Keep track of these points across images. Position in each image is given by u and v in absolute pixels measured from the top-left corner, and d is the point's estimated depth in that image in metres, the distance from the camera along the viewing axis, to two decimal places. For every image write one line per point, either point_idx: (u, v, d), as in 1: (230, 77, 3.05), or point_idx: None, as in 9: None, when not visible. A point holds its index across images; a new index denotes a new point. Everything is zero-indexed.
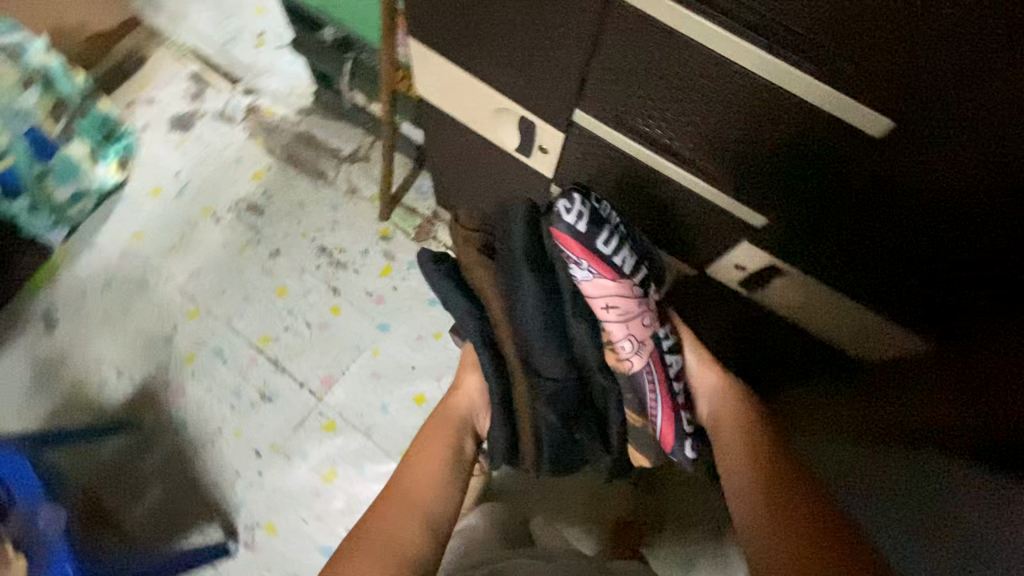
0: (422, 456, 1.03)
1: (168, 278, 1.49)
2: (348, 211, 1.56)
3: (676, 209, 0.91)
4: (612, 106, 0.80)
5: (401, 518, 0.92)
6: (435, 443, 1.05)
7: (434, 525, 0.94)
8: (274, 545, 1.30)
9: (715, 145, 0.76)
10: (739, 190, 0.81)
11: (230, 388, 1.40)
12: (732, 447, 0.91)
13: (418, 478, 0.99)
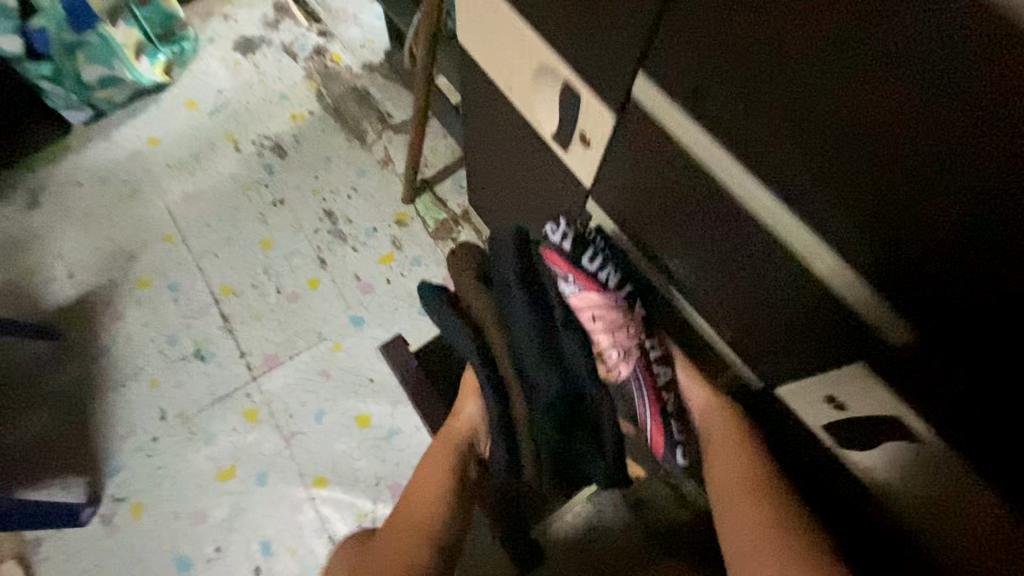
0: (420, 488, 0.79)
1: (161, 193, 1.34)
2: (372, 181, 1.35)
3: (708, 278, 0.60)
4: (690, 76, 0.47)
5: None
6: (434, 473, 0.79)
7: None
8: (132, 534, 1.05)
9: (858, 173, 0.39)
10: (880, 271, 0.42)
11: (168, 331, 1.20)
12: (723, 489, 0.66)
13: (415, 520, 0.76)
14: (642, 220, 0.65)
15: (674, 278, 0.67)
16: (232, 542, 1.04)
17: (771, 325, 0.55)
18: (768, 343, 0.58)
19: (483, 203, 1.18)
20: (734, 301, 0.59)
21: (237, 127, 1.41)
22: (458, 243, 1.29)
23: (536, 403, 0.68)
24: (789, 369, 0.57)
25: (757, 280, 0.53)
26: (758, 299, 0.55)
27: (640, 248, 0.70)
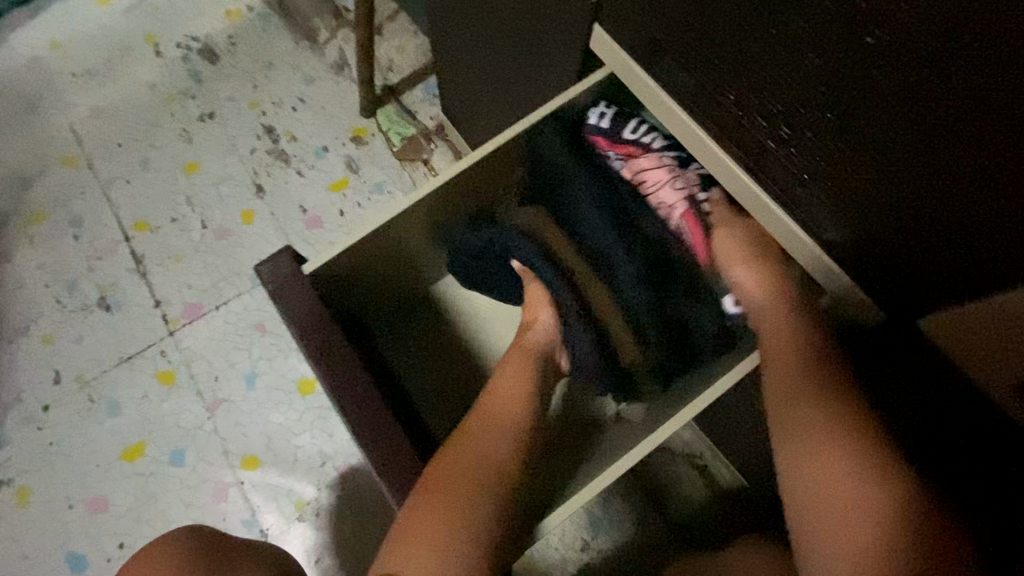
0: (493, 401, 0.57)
1: (65, 107, 1.07)
2: (326, 90, 1.08)
3: (808, 80, 0.37)
4: None
5: (465, 509, 0.48)
6: (513, 384, 0.58)
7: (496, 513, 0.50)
8: (15, 524, 0.83)
9: None
10: None
11: (67, 274, 0.96)
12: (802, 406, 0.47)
13: (488, 435, 0.53)
14: (691, 13, 0.41)
15: (732, 115, 0.44)
16: (140, 537, 0.82)
17: (912, 145, 0.34)
18: (904, 175, 0.36)
19: (458, 108, 0.91)
20: (848, 110, 0.36)
21: (157, 26, 1.13)
22: (430, 165, 1.02)
23: (629, 287, 0.56)
24: (928, 222, 0.36)
25: (928, 49, 0.30)
26: (908, 100, 0.33)
27: (674, 81, 0.47)
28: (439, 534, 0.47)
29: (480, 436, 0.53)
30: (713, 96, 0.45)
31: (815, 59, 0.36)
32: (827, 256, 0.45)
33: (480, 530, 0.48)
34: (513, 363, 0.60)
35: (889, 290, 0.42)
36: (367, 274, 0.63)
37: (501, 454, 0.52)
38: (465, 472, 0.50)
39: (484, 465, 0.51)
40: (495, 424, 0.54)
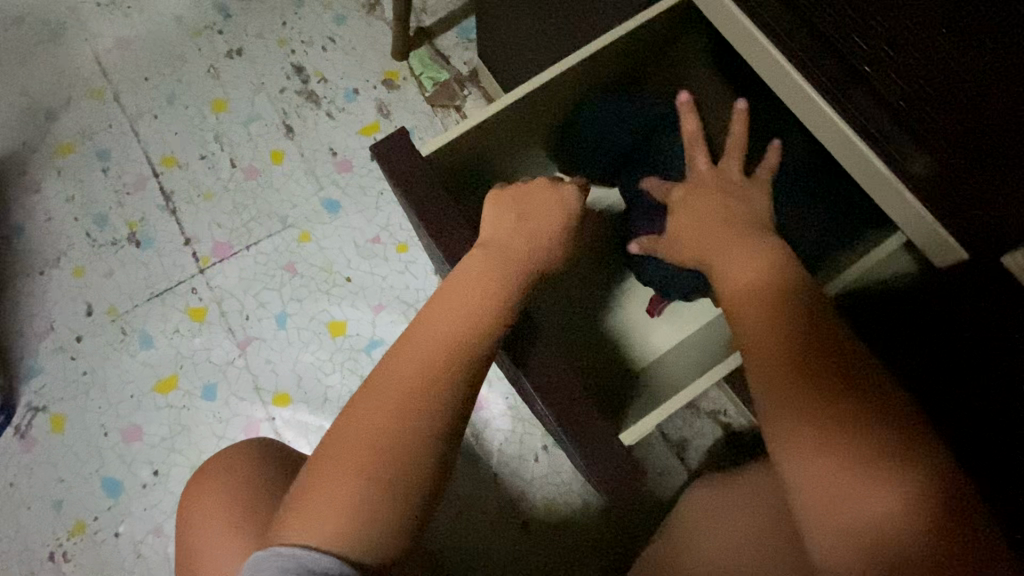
0: (441, 305, 0.47)
1: (87, 37, 1.04)
2: (357, 30, 1.05)
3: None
4: None
5: (386, 456, 0.42)
6: (459, 293, 0.48)
7: (393, 467, 0.42)
8: (52, 449, 0.85)
9: None
10: None
11: (96, 207, 0.96)
12: (763, 344, 0.43)
13: (390, 390, 0.44)
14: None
15: (825, 39, 0.43)
16: (173, 465, 0.84)
17: (1001, 78, 0.33)
18: (989, 108, 0.35)
19: (495, 51, 0.88)
20: (945, 43, 0.35)
21: None
22: (461, 113, 1.00)
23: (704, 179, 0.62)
24: (1012, 167, 0.36)
25: None
26: (1004, 39, 0.32)
27: (760, 6, 0.46)
28: (357, 492, 0.41)
29: (385, 386, 0.44)
30: (806, 16, 0.43)
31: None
32: (909, 192, 0.44)
33: (374, 490, 0.41)
34: (453, 288, 0.48)
35: (963, 231, 0.42)
36: (458, 167, 0.63)
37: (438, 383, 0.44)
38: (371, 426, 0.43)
39: (397, 404, 0.43)
40: (439, 343, 0.45)
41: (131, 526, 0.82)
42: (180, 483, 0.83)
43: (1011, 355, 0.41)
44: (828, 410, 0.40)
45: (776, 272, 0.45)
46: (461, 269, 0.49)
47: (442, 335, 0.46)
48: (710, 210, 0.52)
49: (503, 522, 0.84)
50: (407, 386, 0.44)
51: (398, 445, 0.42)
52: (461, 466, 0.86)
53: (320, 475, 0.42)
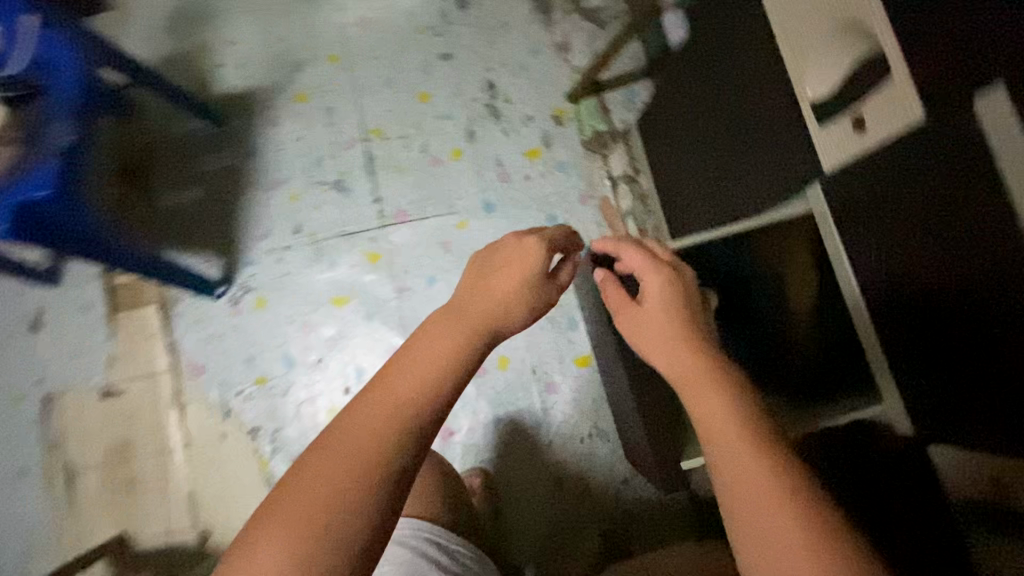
0: (410, 355, 0.47)
1: (337, 9, 1.31)
2: (544, 67, 1.28)
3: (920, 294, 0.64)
4: None
5: (349, 499, 0.39)
6: (439, 342, 0.47)
7: (359, 499, 0.39)
8: (252, 320, 1.19)
9: None
10: None
11: (317, 153, 1.25)
12: (712, 403, 0.48)
13: (357, 433, 0.41)
14: (876, 202, 0.66)
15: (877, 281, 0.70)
16: (331, 359, 1.17)
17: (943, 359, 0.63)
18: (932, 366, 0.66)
19: (653, 134, 1.12)
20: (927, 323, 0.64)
21: None
22: (607, 161, 1.24)
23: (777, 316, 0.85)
24: (947, 399, 0.66)
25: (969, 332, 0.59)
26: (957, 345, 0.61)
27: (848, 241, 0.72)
28: (313, 535, 0.37)
29: (366, 418, 0.42)
30: (866, 261, 0.70)
31: (927, 272, 0.62)
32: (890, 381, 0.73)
33: (351, 526, 0.38)
34: (437, 328, 0.49)
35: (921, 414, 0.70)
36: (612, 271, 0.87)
37: (417, 417, 0.43)
38: (340, 459, 0.40)
39: (365, 444, 0.41)
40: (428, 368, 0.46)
41: (295, 391, 1.16)
42: (333, 374, 1.16)
43: (925, 504, 0.68)
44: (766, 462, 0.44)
45: (724, 362, 0.52)
46: (429, 342, 0.48)
47: (410, 389, 0.44)
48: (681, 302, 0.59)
49: (546, 480, 1.15)
50: (384, 421, 0.42)
51: (378, 476, 0.40)
52: (528, 428, 1.17)
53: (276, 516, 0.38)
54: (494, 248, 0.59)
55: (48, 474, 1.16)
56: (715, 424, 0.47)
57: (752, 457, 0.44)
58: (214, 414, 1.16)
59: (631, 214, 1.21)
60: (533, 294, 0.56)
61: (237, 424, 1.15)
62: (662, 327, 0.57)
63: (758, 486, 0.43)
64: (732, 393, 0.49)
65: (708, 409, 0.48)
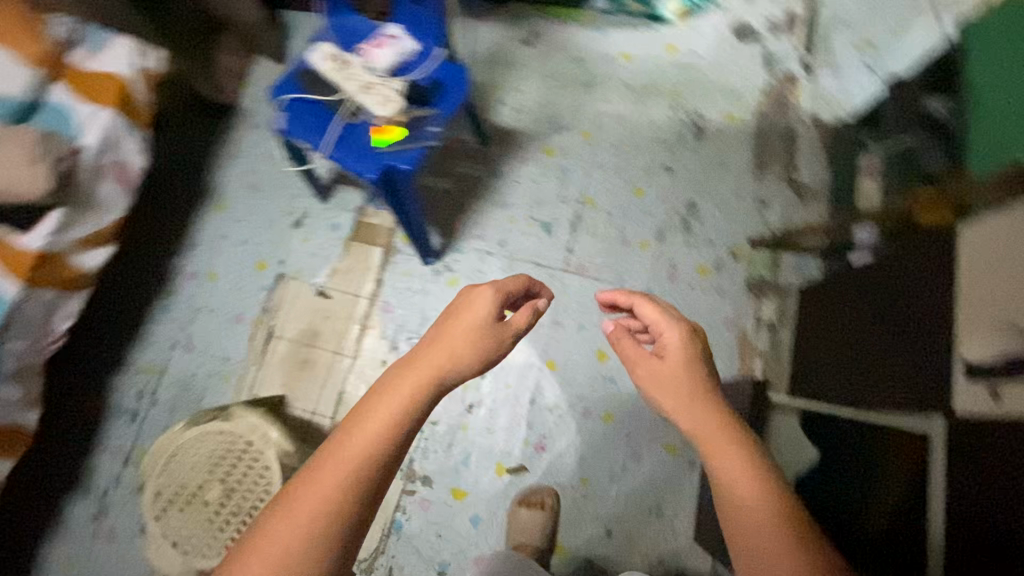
0: (377, 404, 0.76)
1: (605, 99, 1.65)
2: (741, 210, 1.55)
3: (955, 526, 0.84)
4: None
5: (336, 494, 0.69)
6: (393, 401, 0.77)
7: (356, 487, 0.70)
8: (441, 292, 1.52)
9: None
10: None
11: (543, 195, 1.58)
12: (718, 448, 0.80)
13: (331, 466, 0.70)
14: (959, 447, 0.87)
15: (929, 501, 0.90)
16: None
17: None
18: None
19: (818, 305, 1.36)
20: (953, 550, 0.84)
21: (687, 92, 1.65)
22: (758, 305, 1.47)
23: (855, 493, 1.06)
24: None
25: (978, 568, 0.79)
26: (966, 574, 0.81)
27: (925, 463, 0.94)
28: (317, 519, 0.67)
29: (334, 460, 0.71)
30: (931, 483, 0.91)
31: (972, 514, 0.82)
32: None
33: (345, 503, 0.69)
34: (392, 393, 0.78)
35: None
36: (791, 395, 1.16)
37: (372, 455, 0.72)
38: (326, 474, 0.70)
39: (346, 469, 0.70)
40: (389, 415, 0.75)
41: None
42: None
43: None
44: (753, 490, 0.75)
45: (725, 420, 0.84)
46: (386, 398, 0.77)
47: (376, 426, 0.74)
48: (689, 372, 0.91)
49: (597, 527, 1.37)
50: (357, 453, 0.72)
51: (360, 476, 0.70)
52: (602, 477, 1.40)
53: (289, 519, 0.67)
54: (449, 320, 0.90)
55: (256, 328, 1.53)
56: (725, 464, 0.78)
57: (747, 483, 0.76)
58: (385, 345, 1.49)
59: (763, 356, 1.43)
60: (486, 355, 0.88)
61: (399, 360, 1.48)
62: (677, 390, 0.89)
63: (762, 512, 0.73)
64: (729, 439, 0.81)
65: (719, 457, 0.80)
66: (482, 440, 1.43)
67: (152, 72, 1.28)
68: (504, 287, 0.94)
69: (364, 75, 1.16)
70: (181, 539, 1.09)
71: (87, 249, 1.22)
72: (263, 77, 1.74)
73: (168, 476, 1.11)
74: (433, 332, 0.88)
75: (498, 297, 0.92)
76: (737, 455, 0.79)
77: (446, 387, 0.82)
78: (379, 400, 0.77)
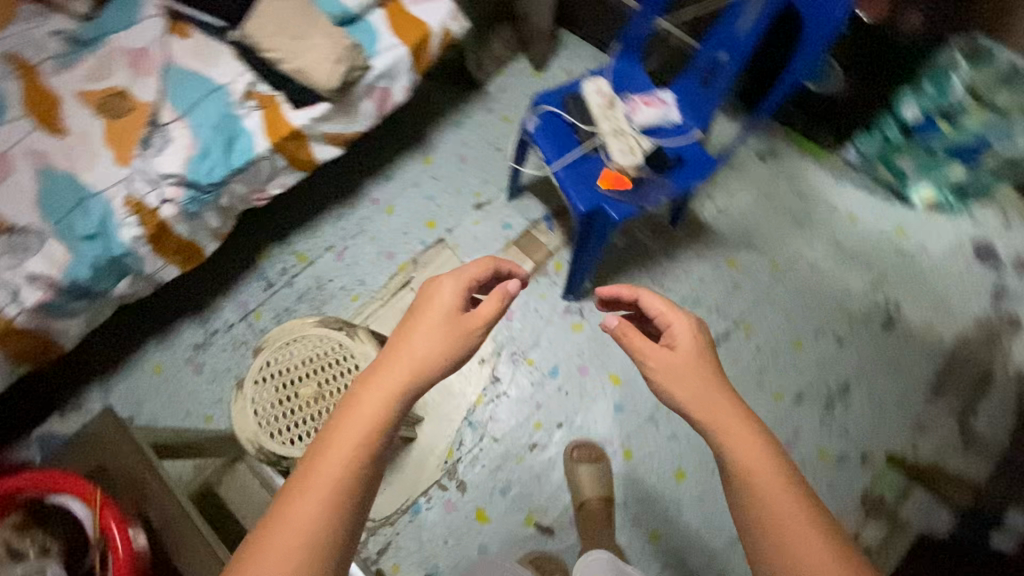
0: (349, 414, 0.73)
1: (807, 243, 1.61)
2: (893, 420, 1.42)
3: None
4: None
5: (328, 502, 0.67)
6: (368, 412, 0.73)
7: (347, 498, 0.68)
8: (564, 329, 1.56)
9: None
10: None
11: (703, 296, 1.56)
12: (737, 441, 0.74)
13: (315, 477, 0.68)
14: None
15: None
16: (575, 399, 1.49)
17: None
18: None
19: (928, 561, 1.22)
20: None
21: (895, 280, 1.56)
22: (865, 523, 1.33)
23: None
24: None
25: None
26: None
27: None
28: (309, 527, 0.65)
29: (315, 475, 0.68)
30: None
31: None
32: None
33: (337, 510, 0.67)
34: (363, 401, 0.74)
35: None
36: None
37: (352, 469, 0.69)
38: (308, 486, 0.67)
39: (331, 481, 0.68)
40: (367, 428, 0.72)
41: (540, 388, 1.50)
42: (567, 407, 1.49)
43: None
44: (769, 491, 0.70)
45: (741, 409, 0.78)
46: (360, 410, 0.73)
47: (349, 444, 0.70)
48: (695, 362, 0.84)
49: None
50: (340, 468, 0.69)
51: (343, 489, 0.68)
52: None
53: (279, 537, 0.64)
54: (412, 317, 0.87)
55: (398, 272, 1.66)
56: (751, 461, 0.72)
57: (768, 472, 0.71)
58: (491, 346, 1.54)
59: None
60: (464, 342, 0.85)
61: (494, 366, 1.52)
62: (695, 380, 0.81)
63: (797, 516, 0.68)
64: (747, 428, 0.75)
65: (742, 452, 0.73)
66: (529, 481, 1.42)
67: (451, 32, 1.43)
68: (465, 276, 0.93)
69: (621, 121, 1.23)
70: (262, 412, 1.18)
71: (324, 142, 1.36)
72: (517, 73, 1.89)
73: (283, 354, 1.23)
74: (398, 334, 0.85)
75: (457, 285, 0.90)
76: (752, 446, 0.73)
77: (421, 385, 0.78)
78: (348, 410, 0.73)
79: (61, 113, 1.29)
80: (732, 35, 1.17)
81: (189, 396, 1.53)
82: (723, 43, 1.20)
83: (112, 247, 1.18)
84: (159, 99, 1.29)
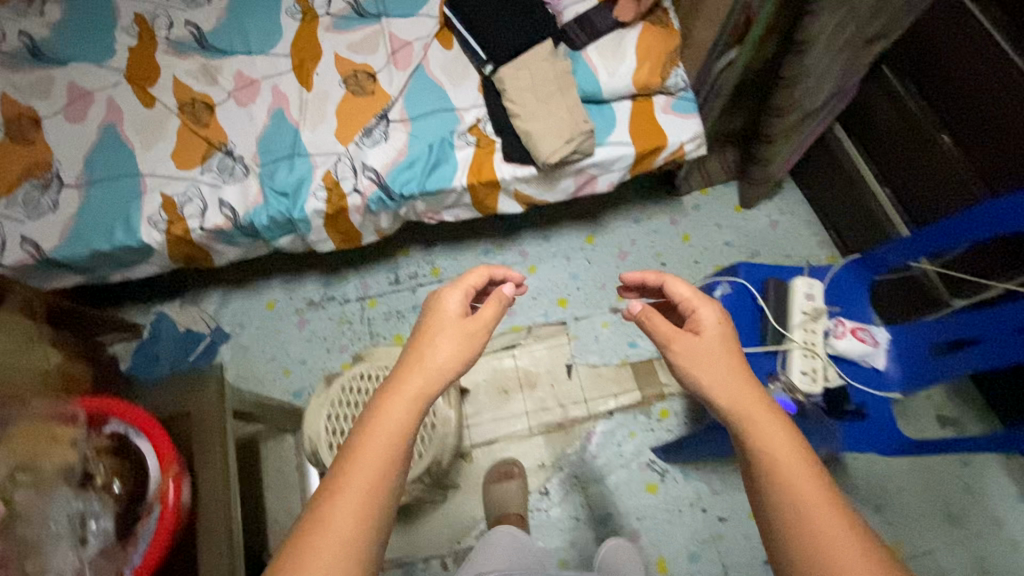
0: (369, 422, 0.68)
1: (942, 546, 1.37)
2: None
3: None
4: None
5: (360, 513, 0.62)
6: (388, 423, 0.68)
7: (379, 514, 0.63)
8: (637, 482, 1.45)
9: None
10: None
11: None
12: (773, 439, 0.65)
13: (341, 479, 0.63)
14: None
15: None
16: None
17: None
18: None
19: None
20: None
21: None
22: None
23: None
24: None
25: None
26: None
27: None
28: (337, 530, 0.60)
29: (341, 480, 0.63)
30: None
31: None
32: None
33: (370, 521, 0.62)
34: (384, 409, 0.69)
35: None
36: None
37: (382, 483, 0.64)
38: (331, 489, 0.63)
39: (361, 495, 0.63)
40: (387, 445, 0.66)
41: (583, 528, 1.41)
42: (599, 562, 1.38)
43: None
44: (789, 484, 0.61)
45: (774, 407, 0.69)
46: (377, 423, 0.68)
47: (377, 456, 0.65)
48: (722, 354, 0.75)
49: None
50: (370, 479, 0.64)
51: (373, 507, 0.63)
52: None
53: (309, 543, 0.59)
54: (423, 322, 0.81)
55: (509, 331, 1.62)
56: (777, 450, 0.64)
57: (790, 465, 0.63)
58: (556, 456, 1.48)
59: None
60: (475, 339, 0.79)
61: (549, 477, 1.46)
62: (724, 368, 0.73)
63: (834, 519, 0.58)
64: (777, 425, 0.67)
65: (771, 453, 0.64)
66: None
67: (685, 151, 1.35)
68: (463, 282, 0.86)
69: (817, 338, 1.10)
70: (334, 416, 1.18)
71: (512, 198, 1.36)
72: (719, 199, 1.78)
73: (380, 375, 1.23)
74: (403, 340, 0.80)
75: (459, 291, 0.84)
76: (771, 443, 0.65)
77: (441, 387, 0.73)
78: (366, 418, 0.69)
79: (315, 69, 1.38)
80: (996, 324, 0.92)
81: (281, 343, 1.61)
82: (978, 325, 0.96)
83: (294, 209, 1.24)
84: (397, 97, 1.34)
